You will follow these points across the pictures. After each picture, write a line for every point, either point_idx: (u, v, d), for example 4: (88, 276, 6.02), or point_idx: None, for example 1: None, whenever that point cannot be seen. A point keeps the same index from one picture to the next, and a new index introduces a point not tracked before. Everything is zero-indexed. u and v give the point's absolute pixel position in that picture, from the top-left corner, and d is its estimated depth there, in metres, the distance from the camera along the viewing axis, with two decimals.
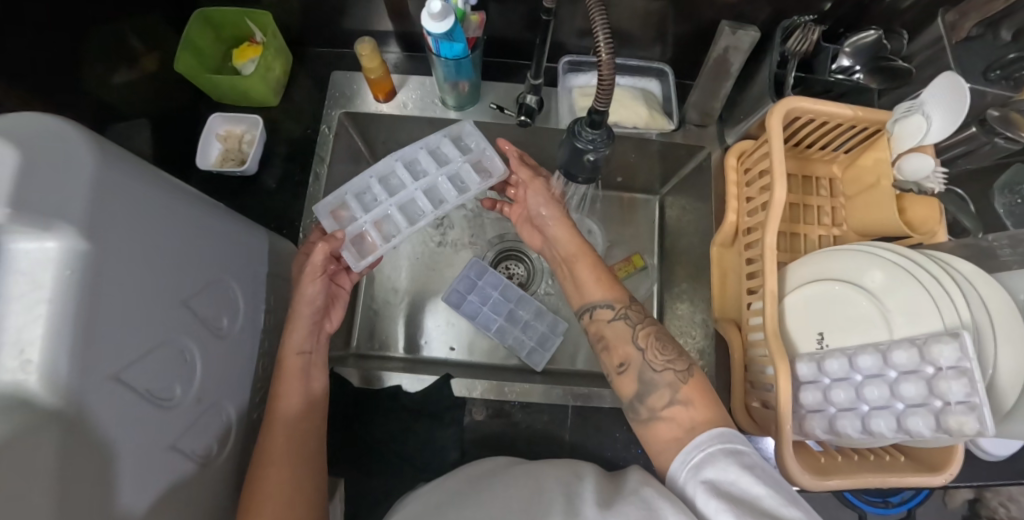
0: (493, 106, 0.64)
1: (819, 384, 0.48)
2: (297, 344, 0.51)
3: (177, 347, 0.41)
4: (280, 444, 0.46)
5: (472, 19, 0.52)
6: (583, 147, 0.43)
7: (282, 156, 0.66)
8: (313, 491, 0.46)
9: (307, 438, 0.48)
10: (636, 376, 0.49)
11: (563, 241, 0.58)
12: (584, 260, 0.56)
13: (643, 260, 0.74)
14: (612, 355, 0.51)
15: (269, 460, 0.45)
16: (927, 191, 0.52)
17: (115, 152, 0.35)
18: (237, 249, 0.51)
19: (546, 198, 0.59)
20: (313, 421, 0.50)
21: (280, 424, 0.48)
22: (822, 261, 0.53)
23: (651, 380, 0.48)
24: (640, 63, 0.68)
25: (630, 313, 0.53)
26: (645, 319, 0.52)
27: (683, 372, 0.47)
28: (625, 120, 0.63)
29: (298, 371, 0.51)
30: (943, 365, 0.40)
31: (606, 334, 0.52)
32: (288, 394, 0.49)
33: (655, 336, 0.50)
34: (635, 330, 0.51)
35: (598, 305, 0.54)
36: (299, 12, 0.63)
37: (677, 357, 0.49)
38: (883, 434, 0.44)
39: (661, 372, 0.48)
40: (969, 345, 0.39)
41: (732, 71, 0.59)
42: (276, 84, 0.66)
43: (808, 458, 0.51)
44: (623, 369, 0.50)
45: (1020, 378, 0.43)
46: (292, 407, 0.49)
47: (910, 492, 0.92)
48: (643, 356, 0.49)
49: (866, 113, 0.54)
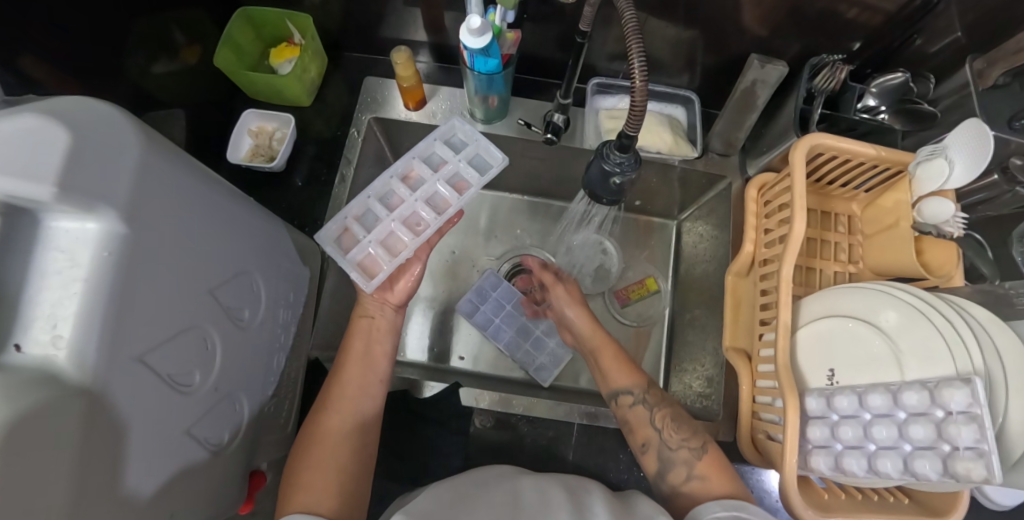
0: (521, 122, 0.65)
1: (827, 421, 0.49)
2: (364, 307, 0.59)
3: (201, 335, 0.41)
4: (340, 393, 0.53)
5: (507, 37, 0.53)
6: (610, 170, 0.44)
7: (311, 156, 0.68)
8: (368, 443, 0.51)
9: (363, 395, 0.53)
10: (655, 455, 0.51)
11: (587, 334, 0.61)
12: (607, 349, 0.59)
13: (657, 283, 0.75)
14: (634, 434, 0.53)
15: (330, 408, 0.52)
16: (945, 234, 0.52)
17: (157, 141, 0.36)
18: (262, 243, 0.51)
19: (569, 298, 0.64)
20: (370, 376, 0.55)
21: (343, 376, 0.54)
22: (834, 298, 0.54)
23: (668, 458, 0.50)
24: (667, 89, 0.69)
25: (649, 397, 0.54)
26: (662, 402, 0.54)
27: (697, 449, 0.50)
28: (650, 145, 0.64)
29: (365, 329, 0.57)
30: (954, 410, 0.40)
31: (629, 418, 0.54)
32: (353, 349, 0.56)
33: (671, 418, 0.52)
34: (653, 412, 0.53)
35: (620, 391, 0.55)
36: (338, 18, 0.65)
37: (691, 436, 0.51)
38: (889, 475, 0.44)
39: (677, 450, 0.50)
40: (981, 391, 0.38)
41: (757, 104, 0.60)
42: (311, 85, 0.67)
43: (811, 492, 0.52)
44: (643, 449, 0.52)
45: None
46: (355, 366, 0.54)
47: None
48: (660, 436, 0.51)
49: (890, 154, 0.54)
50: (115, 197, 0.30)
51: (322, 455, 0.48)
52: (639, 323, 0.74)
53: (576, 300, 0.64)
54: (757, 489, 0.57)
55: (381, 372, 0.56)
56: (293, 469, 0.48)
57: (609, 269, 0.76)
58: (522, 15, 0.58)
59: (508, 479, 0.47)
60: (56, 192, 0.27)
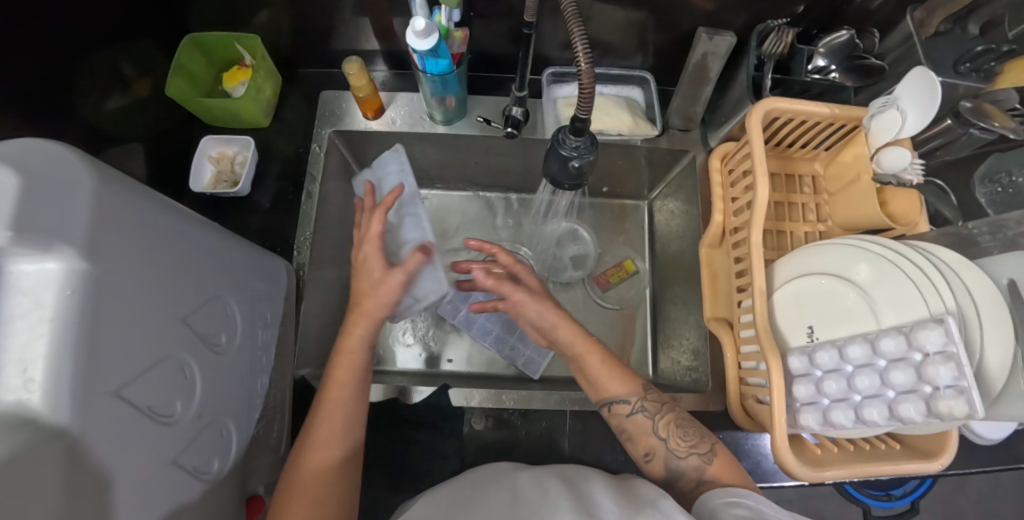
0: (480, 120, 0.64)
1: (811, 378, 0.50)
2: (358, 337, 0.55)
3: (178, 364, 0.41)
4: (329, 426, 0.50)
5: (456, 36, 0.54)
6: (567, 155, 0.44)
7: (276, 175, 0.64)
8: (352, 473, 0.51)
9: (350, 425, 0.52)
10: (662, 465, 0.52)
11: (569, 341, 0.59)
12: (593, 357, 0.57)
13: (635, 265, 0.76)
14: (636, 446, 0.54)
15: (322, 441, 0.50)
16: (905, 184, 0.52)
17: (112, 173, 0.35)
18: (235, 266, 0.50)
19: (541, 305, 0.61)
20: (358, 406, 0.53)
21: (332, 406, 0.52)
22: (831, 260, 0.53)
23: (678, 469, 0.50)
24: (621, 72, 0.68)
25: (647, 405, 0.54)
26: (664, 408, 0.54)
27: (706, 455, 0.50)
28: (608, 128, 0.62)
29: (355, 358, 0.54)
30: (931, 351, 0.42)
31: (628, 428, 0.54)
32: (341, 381, 0.53)
33: (675, 424, 0.53)
34: (655, 421, 0.53)
35: (616, 400, 0.55)
36: (288, 35, 0.64)
37: (699, 441, 0.51)
38: (876, 423, 0.45)
39: (686, 459, 0.50)
40: (954, 330, 0.41)
41: (711, 76, 0.60)
42: (267, 104, 0.65)
43: (804, 451, 0.52)
44: (648, 458, 0.53)
45: (1007, 364, 0.45)
46: (344, 398, 0.52)
47: (913, 485, 0.95)
48: (666, 446, 0.52)
49: (843, 111, 0.55)
50: (75, 235, 0.30)
51: (313, 492, 0.48)
52: (621, 306, 0.74)
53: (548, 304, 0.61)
54: (754, 454, 0.57)
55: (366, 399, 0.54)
56: (282, 499, 0.48)
57: (587, 256, 0.76)
58: (468, 13, 0.57)
59: (508, 474, 0.47)
60: (10, 235, 0.27)
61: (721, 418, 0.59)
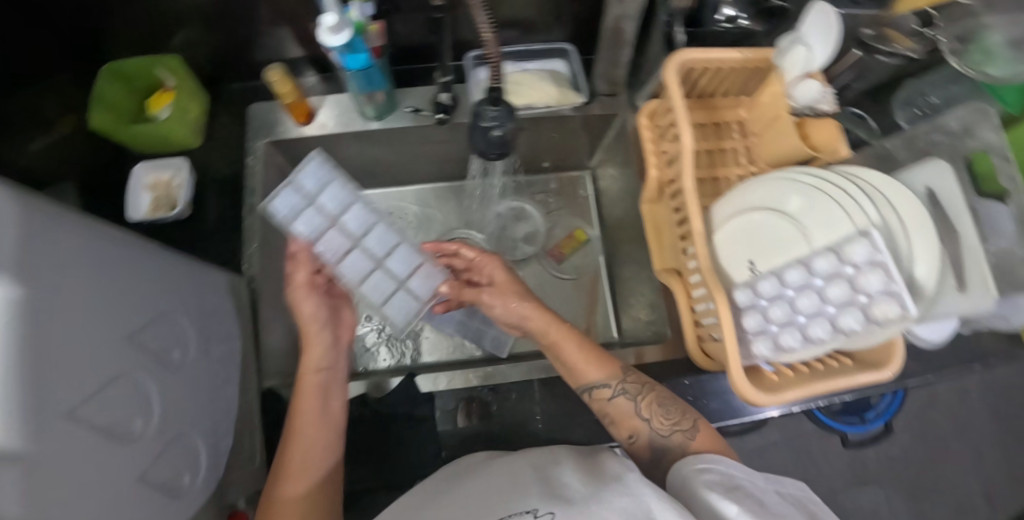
0: (411, 110, 0.65)
1: (758, 308, 0.52)
2: (314, 362, 0.56)
3: (132, 381, 0.40)
4: (299, 455, 0.50)
5: (371, 29, 0.54)
6: (488, 125, 0.45)
7: (216, 193, 0.64)
8: (332, 493, 0.50)
9: (320, 450, 0.51)
10: (647, 444, 0.52)
11: (544, 328, 0.57)
12: (567, 340, 0.56)
13: (586, 233, 0.78)
14: (621, 427, 0.54)
15: (292, 469, 0.49)
16: (823, 112, 0.55)
17: (26, 191, 0.33)
18: (181, 284, 0.50)
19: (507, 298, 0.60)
20: (327, 429, 0.52)
21: (299, 434, 0.51)
22: (781, 196, 0.54)
23: (663, 446, 0.50)
24: (542, 47, 0.68)
25: (627, 387, 0.53)
26: (645, 388, 0.53)
27: (689, 430, 0.50)
28: (535, 101, 0.63)
29: (313, 388, 0.54)
30: (860, 263, 0.46)
31: (611, 411, 0.54)
32: (306, 409, 0.52)
33: (658, 403, 0.52)
34: (637, 402, 0.53)
35: (595, 385, 0.54)
36: (208, 51, 0.64)
37: (681, 418, 0.51)
38: (821, 340, 0.48)
39: (669, 436, 0.50)
40: (877, 240, 0.45)
41: (627, 39, 0.59)
42: (196, 124, 0.65)
43: (762, 380, 0.54)
44: (633, 439, 0.53)
45: (933, 272, 0.49)
46: (313, 424, 0.52)
47: (882, 407, 1.08)
48: (650, 426, 0.52)
49: (753, 54, 0.58)
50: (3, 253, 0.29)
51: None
52: (579, 274, 0.77)
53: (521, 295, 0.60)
54: (718, 392, 0.59)
55: (335, 420, 0.53)
56: None
57: (538, 232, 0.79)
58: (383, 6, 0.58)
59: (483, 469, 0.48)
60: None
61: (687, 363, 0.61)
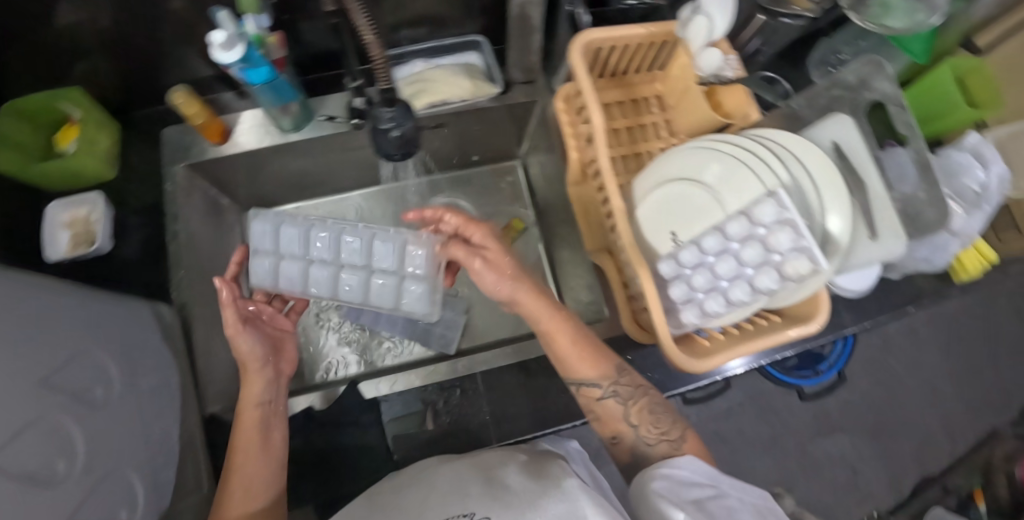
0: (326, 118, 0.65)
1: (683, 277, 0.53)
2: (254, 395, 0.54)
3: (51, 424, 0.38)
4: (237, 485, 0.49)
5: (270, 42, 0.54)
6: (385, 127, 0.45)
7: (139, 223, 0.63)
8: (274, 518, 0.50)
9: (258, 483, 0.50)
10: (630, 447, 0.52)
11: (539, 317, 0.52)
12: (561, 333, 0.51)
13: (522, 223, 0.81)
14: (605, 427, 0.53)
15: (230, 499, 0.49)
16: (726, 78, 0.57)
17: None
18: (103, 320, 0.48)
19: (500, 278, 0.52)
20: (268, 461, 0.51)
21: (238, 466, 0.50)
22: (698, 165, 0.54)
23: (645, 454, 0.50)
24: (452, 41, 0.68)
25: (619, 389, 0.52)
26: (636, 393, 0.52)
27: (676, 441, 0.50)
28: (450, 97, 0.63)
29: (255, 420, 0.52)
30: (769, 223, 0.47)
31: (599, 410, 0.53)
32: (245, 444, 0.51)
33: (648, 410, 0.51)
34: (627, 407, 0.51)
35: (586, 383, 0.52)
36: (110, 80, 0.62)
37: (670, 428, 0.51)
38: (742, 302, 0.49)
39: (655, 445, 0.50)
40: (783, 200, 0.46)
41: (535, 25, 0.59)
42: (108, 156, 0.63)
43: (696, 347, 0.55)
44: (616, 440, 0.53)
45: (845, 226, 0.49)
46: (253, 459, 0.50)
47: (834, 359, 1.13)
48: (636, 432, 0.51)
49: (656, 28, 0.58)
50: None
51: None
52: (519, 263, 0.79)
53: (505, 273, 0.52)
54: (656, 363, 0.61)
55: (277, 454, 0.53)
56: None
57: None
58: (283, 16, 0.57)
59: (433, 470, 0.48)
60: None
61: (626, 338, 0.62)
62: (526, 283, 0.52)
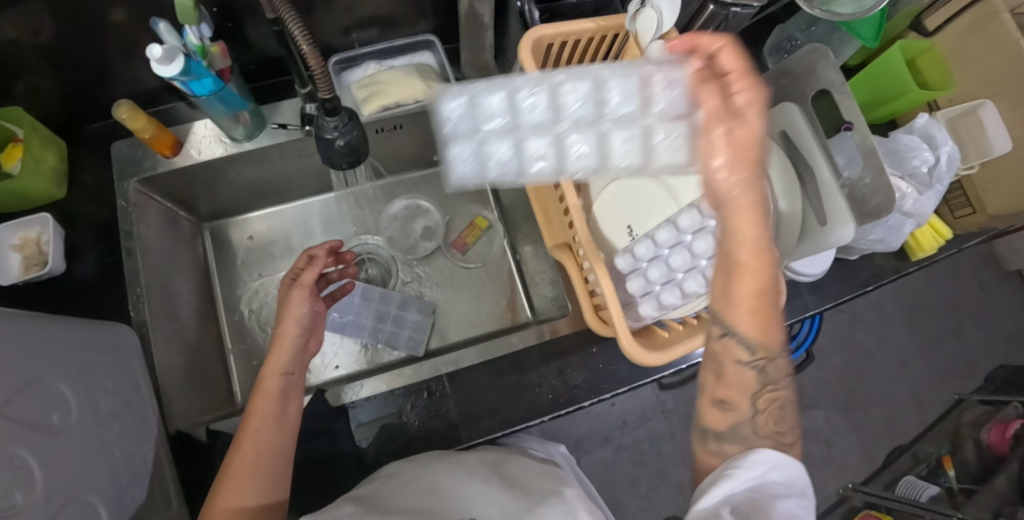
0: (276, 126, 0.65)
1: (640, 271, 0.53)
2: (280, 364, 0.53)
3: (7, 455, 0.37)
4: (245, 458, 0.47)
5: (214, 52, 0.52)
6: (329, 136, 0.44)
7: (93, 241, 0.62)
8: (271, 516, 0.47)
9: (266, 457, 0.48)
10: (728, 422, 0.40)
11: (743, 240, 0.36)
12: (753, 274, 0.37)
13: (486, 220, 0.81)
14: (716, 388, 0.41)
15: (235, 467, 0.46)
16: None
17: None
18: (61, 342, 0.47)
19: (746, 178, 0.35)
20: (282, 434, 0.50)
21: (247, 438, 0.48)
22: None
23: (748, 442, 0.39)
24: (404, 41, 0.67)
25: (767, 365, 0.39)
26: (779, 381, 0.40)
27: (786, 445, 0.40)
28: (403, 98, 0.62)
29: (274, 391, 0.51)
30: None
31: (726, 372, 0.40)
32: (261, 414, 0.49)
33: (779, 404, 0.40)
34: (763, 388, 0.40)
35: (742, 339, 0.38)
36: (52, 96, 0.61)
37: (786, 432, 0.40)
38: (696, 293, 0.50)
39: (764, 438, 0.39)
40: None
41: (485, 22, 0.59)
42: (55, 173, 0.62)
43: (654, 338, 0.56)
44: (722, 407, 0.41)
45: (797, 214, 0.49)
46: (267, 429, 0.49)
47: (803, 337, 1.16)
48: (755, 418, 0.39)
49: (606, 22, 0.58)
50: None
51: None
52: (484, 261, 0.79)
53: (751, 164, 0.35)
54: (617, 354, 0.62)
55: (290, 423, 0.51)
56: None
57: (436, 227, 0.81)
58: (227, 24, 0.56)
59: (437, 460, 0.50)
60: None
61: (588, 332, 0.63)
62: (762, 184, 0.36)
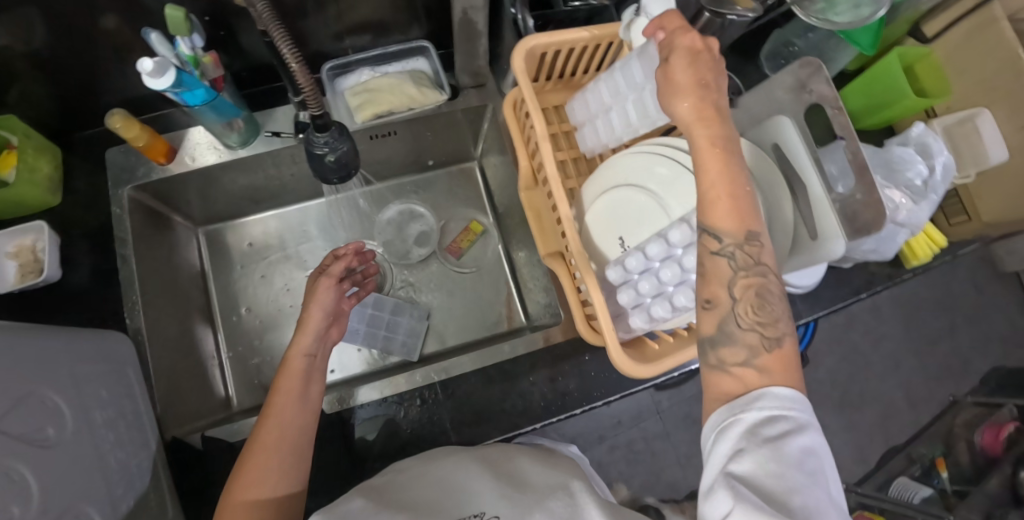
0: (269, 134, 0.65)
1: (631, 283, 0.53)
2: (304, 345, 0.55)
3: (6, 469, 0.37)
4: (271, 430, 0.48)
5: (207, 62, 0.53)
6: (320, 150, 0.44)
7: (87, 248, 0.63)
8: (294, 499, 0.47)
9: (292, 433, 0.49)
10: (716, 324, 0.34)
11: (690, 123, 0.35)
12: (717, 162, 0.34)
13: (481, 224, 0.82)
14: (698, 288, 0.35)
15: (260, 440, 0.47)
16: None
17: None
18: (58, 351, 0.47)
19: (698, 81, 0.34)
20: (306, 410, 0.51)
21: (273, 413, 0.49)
22: (646, 167, 0.53)
23: (731, 335, 0.33)
24: (396, 48, 0.67)
25: (744, 255, 0.34)
26: (761, 268, 0.34)
27: (771, 339, 0.33)
28: (396, 107, 0.63)
29: (300, 370, 0.53)
30: None
31: (704, 265, 0.35)
32: (286, 391, 0.51)
33: (756, 290, 0.34)
34: (737, 272, 0.34)
35: (721, 238, 0.34)
36: (45, 103, 0.61)
37: (768, 322, 0.33)
38: (686, 306, 0.50)
39: (744, 330, 0.33)
40: None
41: (479, 30, 0.59)
42: (49, 182, 0.62)
43: (643, 348, 0.56)
44: (705, 306, 0.35)
45: None
46: (290, 407, 0.50)
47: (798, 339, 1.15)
48: (732, 308, 0.33)
49: (602, 30, 0.57)
50: None
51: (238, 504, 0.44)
52: (478, 266, 0.80)
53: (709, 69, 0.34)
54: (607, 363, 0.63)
55: (313, 404, 0.52)
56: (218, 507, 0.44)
57: (430, 231, 0.82)
58: (219, 32, 0.56)
59: (436, 460, 0.50)
60: None
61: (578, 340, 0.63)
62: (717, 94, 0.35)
